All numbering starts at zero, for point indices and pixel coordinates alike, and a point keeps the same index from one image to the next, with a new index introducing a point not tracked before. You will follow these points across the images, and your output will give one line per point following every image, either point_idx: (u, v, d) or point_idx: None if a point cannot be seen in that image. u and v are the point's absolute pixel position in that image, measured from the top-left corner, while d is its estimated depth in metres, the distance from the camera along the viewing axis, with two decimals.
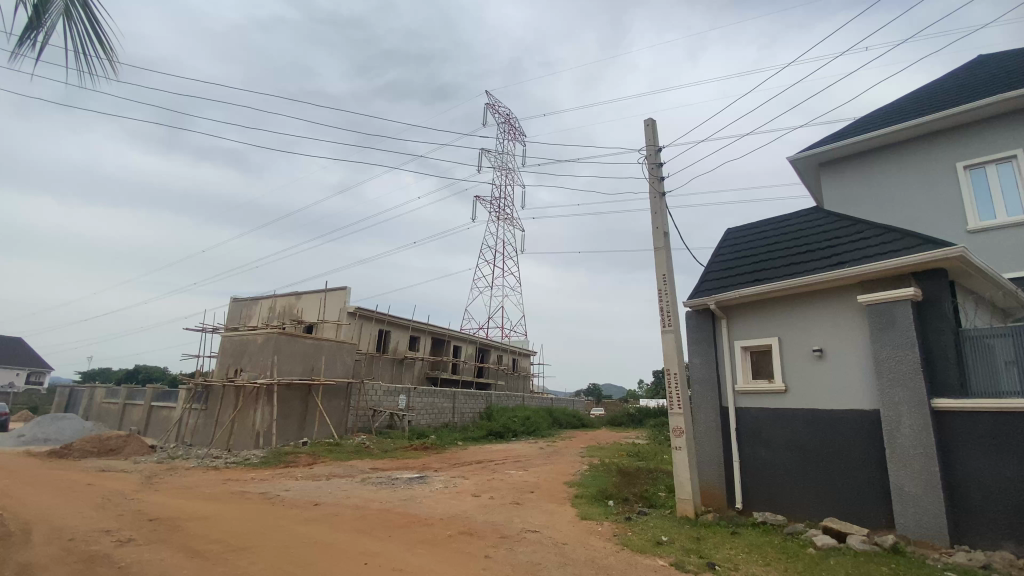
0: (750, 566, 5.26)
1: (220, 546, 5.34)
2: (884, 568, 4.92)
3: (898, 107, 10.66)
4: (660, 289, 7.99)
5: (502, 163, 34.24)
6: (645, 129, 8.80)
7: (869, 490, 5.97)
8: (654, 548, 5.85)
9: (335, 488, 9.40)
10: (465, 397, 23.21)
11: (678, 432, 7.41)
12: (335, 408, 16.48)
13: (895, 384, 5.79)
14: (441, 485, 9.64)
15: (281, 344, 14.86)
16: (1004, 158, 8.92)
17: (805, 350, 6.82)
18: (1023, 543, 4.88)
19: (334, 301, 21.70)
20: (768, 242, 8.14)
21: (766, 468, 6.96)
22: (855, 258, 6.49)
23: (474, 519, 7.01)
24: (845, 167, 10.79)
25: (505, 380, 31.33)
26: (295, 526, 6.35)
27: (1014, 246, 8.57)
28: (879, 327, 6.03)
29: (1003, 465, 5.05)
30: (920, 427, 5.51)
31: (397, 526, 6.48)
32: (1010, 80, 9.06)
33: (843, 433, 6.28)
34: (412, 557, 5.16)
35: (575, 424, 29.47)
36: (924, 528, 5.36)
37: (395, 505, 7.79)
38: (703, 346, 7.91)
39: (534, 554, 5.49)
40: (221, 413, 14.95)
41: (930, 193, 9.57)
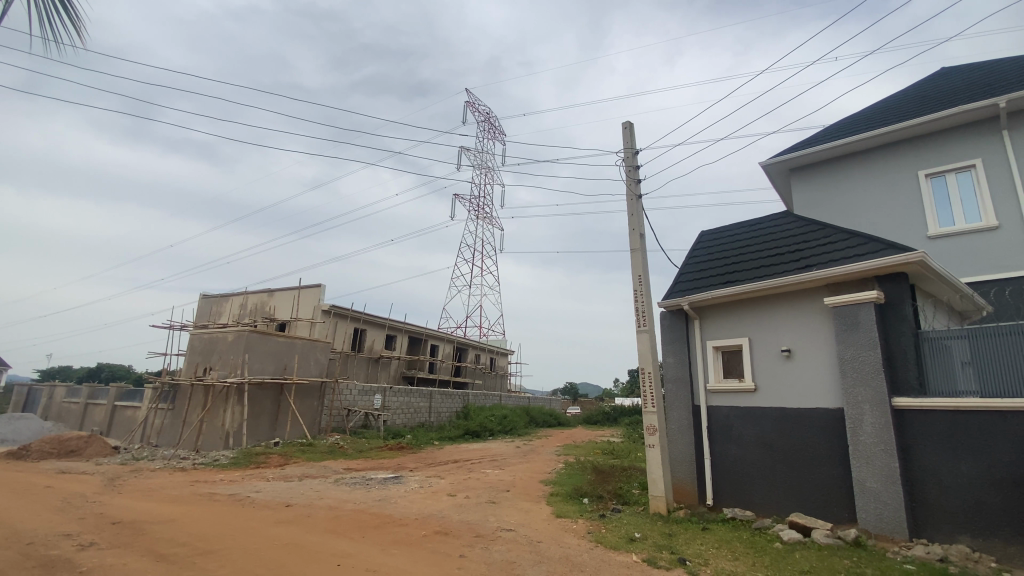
0: (720, 560, 5.40)
1: (187, 550, 5.20)
2: (847, 561, 5.10)
3: (865, 116, 11.06)
4: (636, 289, 8.11)
5: (481, 162, 34.17)
6: (623, 132, 8.90)
7: (833, 486, 6.19)
8: (627, 544, 5.94)
9: (308, 488, 9.23)
10: (442, 396, 23.08)
11: (651, 430, 7.54)
12: (309, 408, 16.19)
13: (858, 383, 6.01)
14: (417, 486, 9.55)
15: (252, 343, 14.51)
16: (962, 168, 9.35)
17: (774, 349, 7.03)
18: (977, 536, 5.11)
19: (308, 299, 21.31)
20: (739, 245, 8.34)
21: (735, 465, 7.14)
22: (822, 261, 6.72)
23: (449, 519, 6.98)
24: (815, 173, 11.13)
25: (482, 380, 31.28)
26: (266, 528, 6.22)
27: (972, 251, 8.99)
28: (844, 328, 6.25)
29: (959, 461, 5.28)
30: (881, 425, 5.74)
31: (371, 526, 6.42)
32: (968, 94, 9.52)
33: (809, 431, 6.49)
34: (387, 557, 5.13)
35: (552, 422, 29.62)
36: (884, 522, 5.59)
37: (370, 506, 7.69)
38: (676, 346, 8.07)
39: (508, 552, 5.50)
40: (188, 413, 14.52)
41: (893, 199, 9.96)
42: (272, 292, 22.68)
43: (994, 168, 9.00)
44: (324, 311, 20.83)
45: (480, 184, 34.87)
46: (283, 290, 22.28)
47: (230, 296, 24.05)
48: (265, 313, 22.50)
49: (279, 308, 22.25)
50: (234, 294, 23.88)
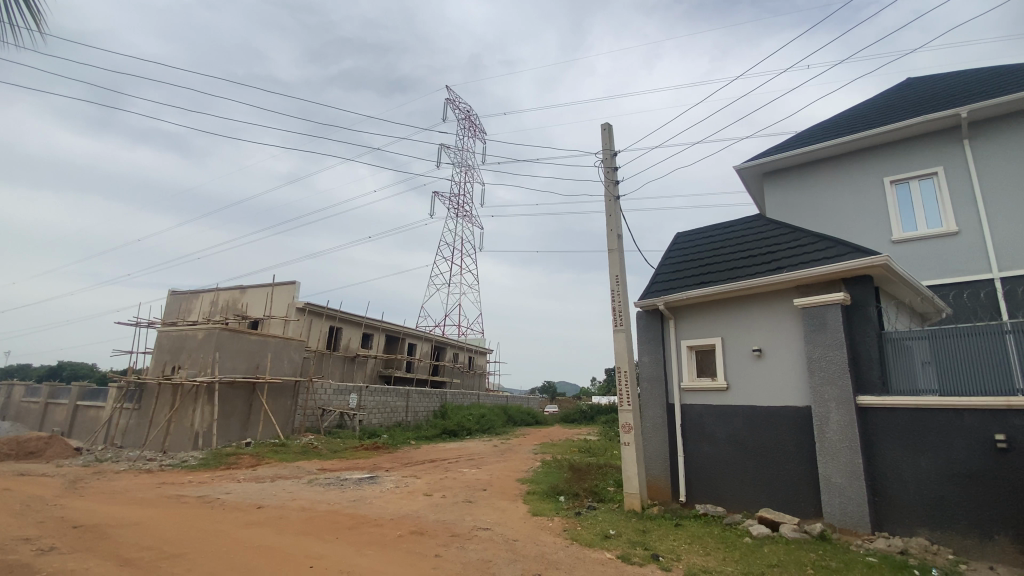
0: (691, 556, 5.51)
1: (153, 554, 5.04)
2: (813, 555, 5.27)
3: (834, 124, 11.41)
4: (613, 290, 8.20)
5: (461, 160, 34.03)
6: (602, 133, 8.98)
7: (800, 482, 6.37)
8: (602, 541, 6.01)
9: (280, 490, 9.04)
10: (419, 395, 22.91)
11: (627, 428, 7.63)
12: (282, 407, 15.86)
13: (825, 382, 6.20)
14: (392, 486, 9.45)
15: (223, 341, 14.14)
16: (925, 175, 9.73)
17: (745, 349, 7.20)
18: (936, 529, 5.33)
19: (282, 297, 20.88)
20: (713, 247, 8.50)
21: (708, 462, 7.29)
22: (792, 263, 6.90)
23: (425, 518, 6.95)
24: (786, 177, 11.43)
25: (460, 379, 31.18)
26: (236, 530, 6.09)
27: (933, 255, 9.37)
28: (812, 328, 6.43)
29: (918, 457, 5.50)
30: (847, 423, 5.93)
31: (345, 527, 6.35)
32: (931, 105, 9.91)
33: (778, 428, 6.67)
34: (362, 558, 5.08)
35: (529, 421, 29.72)
36: (848, 516, 5.78)
37: (344, 507, 7.58)
38: (652, 345, 8.20)
39: (484, 551, 5.51)
40: (156, 413, 14.07)
41: (860, 204, 10.29)
42: (244, 289, 22.16)
43: (955, 176, 9.41)
44: (298, 309, 20.46)
45: (459, 182, 34.79)
46: (256, 288, 21.79)
47: (200, 293, 23.40)
48: (237, 310, 21.97)
49: (252, 306, 21.76)
50: (205, 291, 23.23)
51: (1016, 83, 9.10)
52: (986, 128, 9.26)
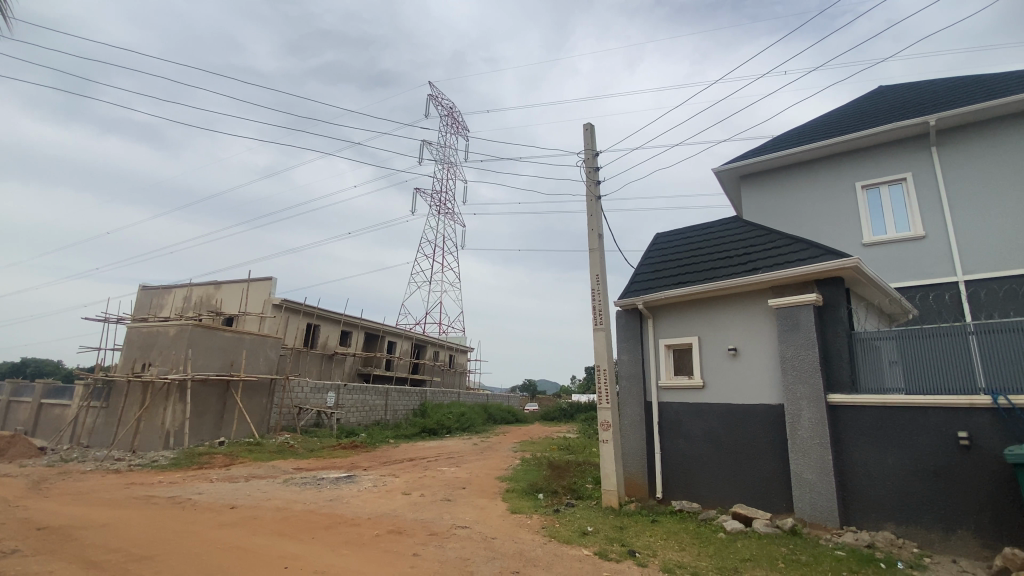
0: (667, 551, 5.60)
1: (121, 556, 4.90)
2: (784, 549, 5.41)
3: (810, 129, 11.69)
4: (593, 289, 8.26)
5: (444, 157, 33.83)
6: (584, 133, 9.04)
7: (773, 478, 6.52)
8: (580, 538, 6.06)
9: (254, 490, 8.86)
10: (399, 394, 22.73)
11: (605, 426, 7.70)
12: (257, 405, 15.55)
13: (798, 380, 6.36)
14: (370, 485, 9.36)
15: (197, 337, 13.79)
16: (895, 180, 10.05)
17: (721, 348, 7.33)
18: (901, 523, 5.51)
19: (258, 293, 20.47)
20: (691, 249, 8.63)
21: (684, 459, 7.41)
22: (767, 265, 7.05)
23: (403, 517, 6.91)
24: (763, 181, 11.68)
25: (440, 376, 31.02)
26: (209, 531, 5.95)
27: (901, 258, 9.69)
28: (785, 328, 6.59)
29: (885, 453, 5.69)
30: (817, 420, 6.10)
31: (321, 527, 6.26)
32: (901, 112, 10.23)
33: (752, 425, 6.82)
34: (337, 559, 5.02)
35: (509, 419, 29.77)
36: (818, 511, 5.95)
37: (320, 506, 7.47)
38: (631, 344, 8.30)
39: (462, 549, 5.49)
40: (125, 411, 13.66)
41: (833, 207, 10.57)
42: (219, 284, 21.65)
43: (922, 182, 9.74)
44: (275, 305, 20.08)
45: (441, 179, 34.62)
46: (231, 283, 21.31)
47: (173, 289, 22.77)
48: (212, 307, 21.45)
49: (227, 302, 21.28)
50: (178, 286, 22.62)
51: (981, 94, 9.45)
52: (953, 136, 9.60)
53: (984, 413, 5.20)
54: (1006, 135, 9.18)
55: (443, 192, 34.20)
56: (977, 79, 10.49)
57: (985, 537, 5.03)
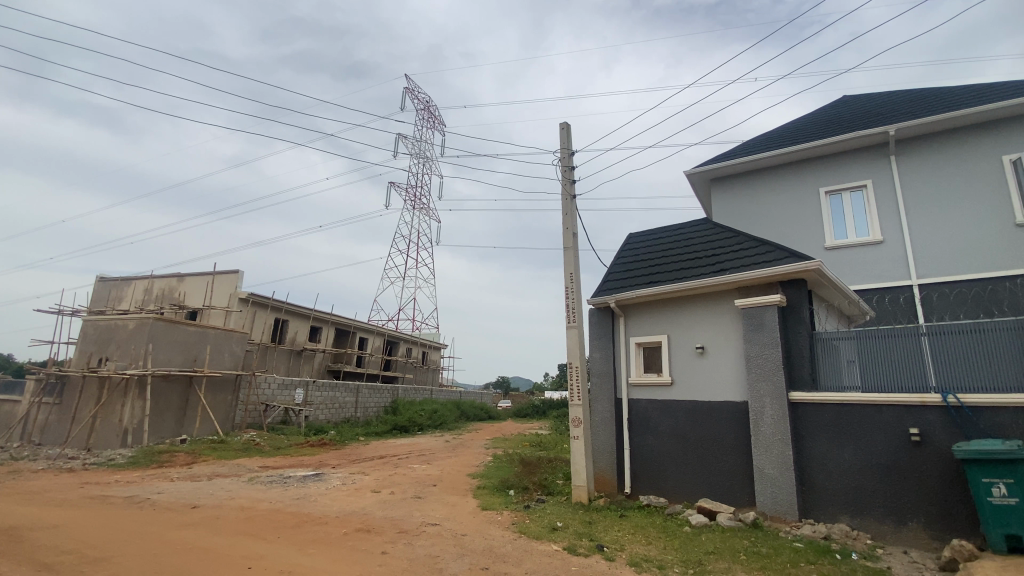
0: (634, 545, 5.71)
1: (74, 558, 4.69)
2: (746, 541, 5.58)
3: (777, 135, 12.05)
4: (567, 287, 8.32)
5: (419, 151, 33.49)
6: (560, 132, 9.08)
7: (736, 473, 6.72)
8: (550, 533, 6.12)
9: (218, 488, 8.61)
10: (370, 391, 22.44)
11: (576, 422, 7.80)
12: (221, 402, 15.10)
13: (761, 378, 6.56)
14: (339, 483, 9.21)
15: (158, 332, 13.27)
16: (856, 187, 10.46)
17: (689, 347, 7.50)
18: (856, 516, 5.76)
19: (224, 286, 19.86)
20: (662, 249, 8.79)
21: (651, 454, 7.56)
22: (734, 266, 7.25)
23: (372, 515, 6.84)
24: (732, 184, 11.97)
25: (412, 373, 30.78)
26: (170, 532, 5.75)
27: (860, 262, 10.10)
28: (750, 328, 6.79)
29: (843, 449, 5.93)
30: (779, 417, 6.32)
31: (288, 526, 6.13)
32: (863, 122, 10.64)
33: (717, 422, 7.00)
34: (304, 558, 4.93)
35: (481, 416, 29.79)
36: (778, 504, 6.16)
37: (286, 505, 7.31)
38: (602, 341, 8.41)
39: (432, 547, 5.48)
40: (79, 408, 13.05)
41: (798, 211, 10.92)
42: (182, 277, 20.91)
43: (881, 189, 10.17)
44: (241, 299, 19.52)
45: (416, 174, 34.29)
46: (195, 276, 20.60)
47: (132, 280, 21.86)
48: (174, 300, 20.71)
49: (191, 295, 20.59)
50: (138, 278, 21.73)
51: (937, 106, 9.92)
52: (910, 146, 10.06)
53: (934, 411, 5.47)
54: (959, 147, 9.66)
55: (418, 186, 33.87)
56: (933, 92, 11.01)
57: (933, 529, 5.30)
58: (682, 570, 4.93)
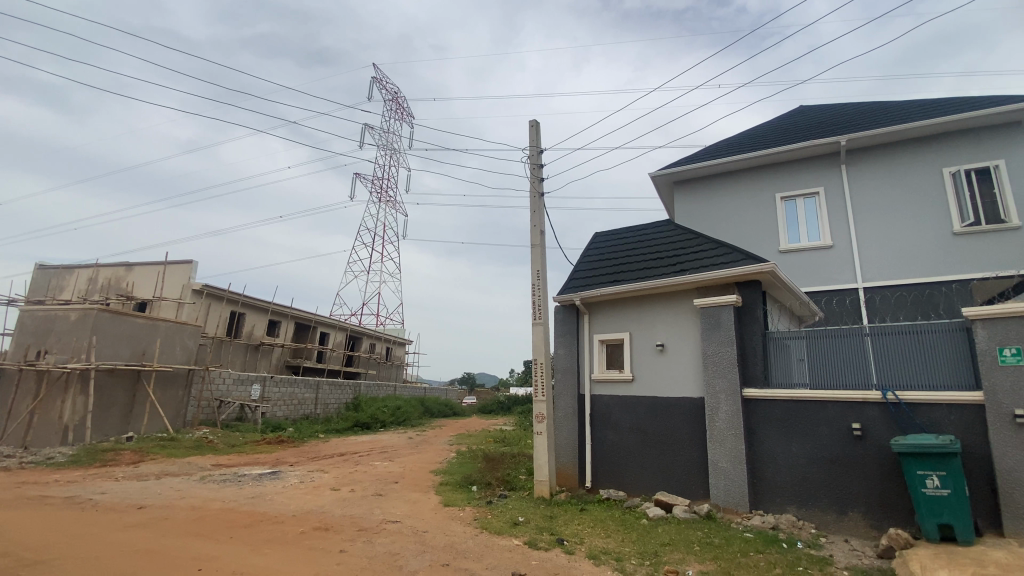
0: (593, 538, 5.82)
1: (7, 562, 4.40)
2: (699, 533, 5.79)
3: (738, 141, 12.46)
4: (533, 284, 8.37)
5: (387, 143, 32.92)
6: (529, 130, 9.12)
7: (692, 467, 6.95)
8: (511, 528, 6.17)
9: (167, 488, 8.25)
10: (331, 387, 21.95)
11: (540, 418, 7.88)
12: (172, 398, 14.43)
13: (717, 375, 6.80)
14: (296, 481, 8.98)
15: (102, 323, 12.55)
16: (809, 194, 10.96)
17: (650, 345, 7.69)
18: (802, 506, 6.06)
19: (176, 277, 18.97)
20: (627, 249, 8.96)
21: (612, 449, 7.73)
22: (694, 266, 7.46)
23: (330, 513, 6.71)
24: (694, 187, 12.31)
25: (376, 369, 30.30)
26: (114, 533, 5.48)
27: (812, 265, 10.60)
28: (707, 326, 7.02)
29: (791, 443, 6.22)
30: (733, 413, 6.57)
31: (241, 526, 5.94)
32: (817, 131, 11.14)
33: (675, 417, 7.22)
34: (258, 558, 4.79)
35: (446, 412, 29.67)
36: (731, 497, 6.41)
37: (240, 505, 7.08)
38: (567, 338, 8.53)
39: (392, 544, 5.42)
40: (15, 404, 12.22)
41: (755, 215, 11.34)
42: (130, 266, 19.83)
43: (832, 197, 10.70)
44: (195, 290, 18.70)
45: (383, 166, 33.76)
46: (145, 265, 19.58)
47: (75, 269, 20.59)
48: (122, 290, 19.64)
49: (140, 285, 19.57)
50: (81, 266, 20.48)
51: (885, 120, 10.49)
52: (859, 156, 10.61)
53: (875, 407, 5.79)
54: (903, 159, 10.24)
55: (385, 179, 33.34)
56: (880, 106, 11.63)
57: (872, 518, 5.63)
58: (639, 562, 5.06)
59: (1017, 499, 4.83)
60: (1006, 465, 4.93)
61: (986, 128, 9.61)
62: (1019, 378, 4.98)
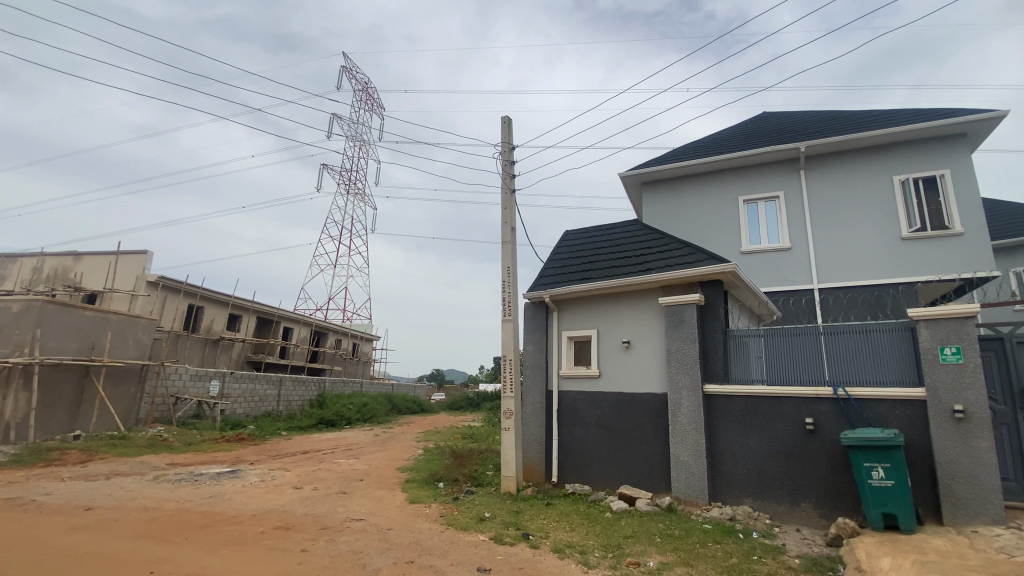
0: (558, 532, 5.91)
1: None
2: (660, 525, 5.95)
3: (705, 144, 12.78)
4: (503, 280, 8.39)
5: (355, 134, 32.23)
6: (501, 125, 9.11)
7: (654, 461, 7.13)
8: (477, 524, 6.18)
9: (117, 488, 7.90)
10: (294, 384, 21.42)
11: (508, 414, 7.91)
12: (123, 395, 13.77)
13: (680, 371, 6.98)
14: (257, 480, 8.74)
15: (47, 316, 11.86)
16: (770, 197, 11.36)
17: (616, 342, 7.82)
18: (758, 498, 6.30)
19: (129, 267, 18.09)
20: (595, 247, 9.08)
21: (578, 444, 7.84)
22: (660, 265, 7.62)
23: (292, 512, 6.57)
24: (662, 188, 12.57)
25: (341, 365, 29.73)
26: (58, 536, 5.21)
27: (772, 265, 11.01)
28: (671, 324, 7.19)
29: (748, 437, 6.46)
30: (695, 408, 6.76)
31: (197, 527, 5.75)
32: (778, 137, 11.55)
33: (639, 413, 7.38)
34: (215, 560, 4.65)
35: (414, 409, 29.45)
36: (691, 490, 6.61)
37: (196, 504, 6.85)
38: (536, 334, 8.60)
39: (355, 543, 5.35)
40: None
41: (719, 216, 11.67)
42: (79, 256, 18.81)
43: (792, 200, 11.13)
44: (150, 282, 17.91)
45: (352, 158, 33.10)
46: (95, 255, 18.60)
47: (18, 258, 19.39)
48: (69, 281, 18.61)
49: (90, 276, 18.59)
50: (25, 255, 19.30)
51: (841, 128, 10.96)
52: (818, 162, 11.05)
53: (826, 403, 6.07)
54: (858, 166, 10.73)
55: (353, 171, 32.67)
56: (837, 114, 12.14)
57: (822, 508, 5.90)
58: (602, 555, 5.16)
59: (955, 489, 5.16)
60: (947, 458, 5.25)
61: (933, 139, 10.17)
62: (958, 375, 5.31)
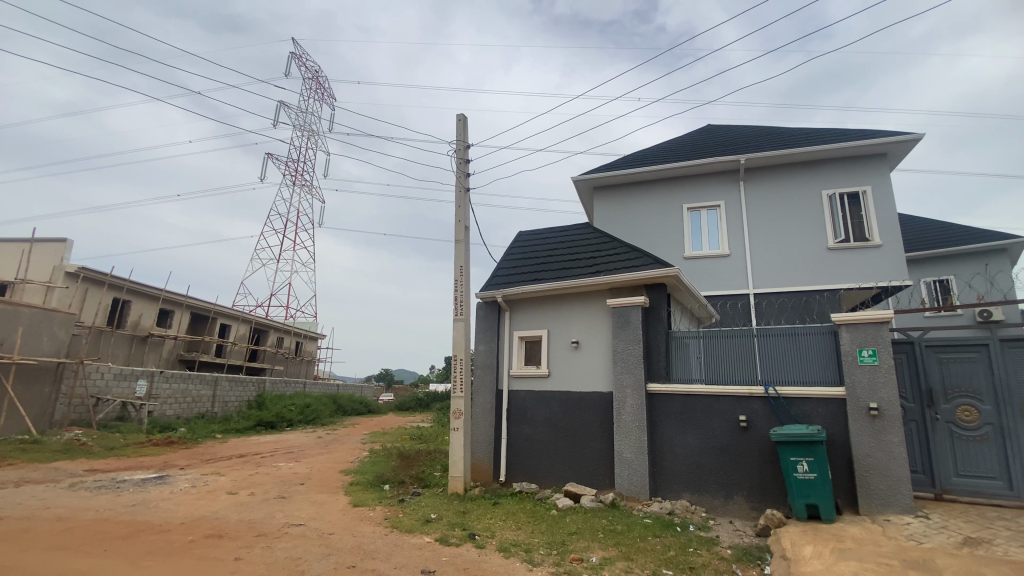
0: (504, 531, 5.95)
1: None
2: (604, 520, 6.11)
3: (653, 152, 13.24)
4: (455, 279, 8.34)
5: (304, 124, 31.02)
6: (456, 124, 9.06)
7: (600, 458, 7.31)
8: (422, 526, 6.11)
9: (27, 497, 7.20)
10: (231, 384, 20.33)
11: (457, 414, 7.85)
12: (35, 395, 12.57)
13: (625, 371, 7.19)
14: (188, 485, 8.25)
15: None
16: (712, 205, 11.92)
17: (565, 341, 7.96)
18: (695, 492, 6.60)
19: (45, 257, 16.57)
20: (547, 249, 9.22)
21: (527, 442, 7.91)
22: (608, 268, 7.83)
23: (226, 519, 6.24)
24: (612, 193, 12.89)
25: (283, 365, 28.53)
26: None
27: (712, 271, 11.56)
28: (618, 325, 7.40)
29: (687, 434, 6.75)
30: (638, 406, 7.00)
31: (119, 537, 5.36)
32: (721, 149, 12.14)
33: (586, 411, 7.54)
34: (137, 572, 4.34)
35: (360, 410, 28.70)
36: (633, 486, 6.84)
37: (118, 513, 6.36)
38: (487, 334, 8.61)
39: (292, 549, 5.16)
40: None
41: (666, 222, 12.12)
42: None
43: (732, 209, 11.73)
44: (70, 273, 16.47)
45: (299, 148, 31.84)
46: (6, 243, 16.93)
47: None
48: None
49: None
50: None
51: (777, 144, 11.67)
52: (756, 175, 11.70)
53: (758, 401, 6.44)
54: (791, 179, 11.45)
55: (300, 162, 31.44)
56: (773, 130, 12.91)
57: (753, 501, 6.25)
58: (547, 552, 5.24)
59: (870, 481, 5.62)
60: (863, 451, 5.71)
61: (857, 157, 11.01)
62: (874, 375, 5.78)
